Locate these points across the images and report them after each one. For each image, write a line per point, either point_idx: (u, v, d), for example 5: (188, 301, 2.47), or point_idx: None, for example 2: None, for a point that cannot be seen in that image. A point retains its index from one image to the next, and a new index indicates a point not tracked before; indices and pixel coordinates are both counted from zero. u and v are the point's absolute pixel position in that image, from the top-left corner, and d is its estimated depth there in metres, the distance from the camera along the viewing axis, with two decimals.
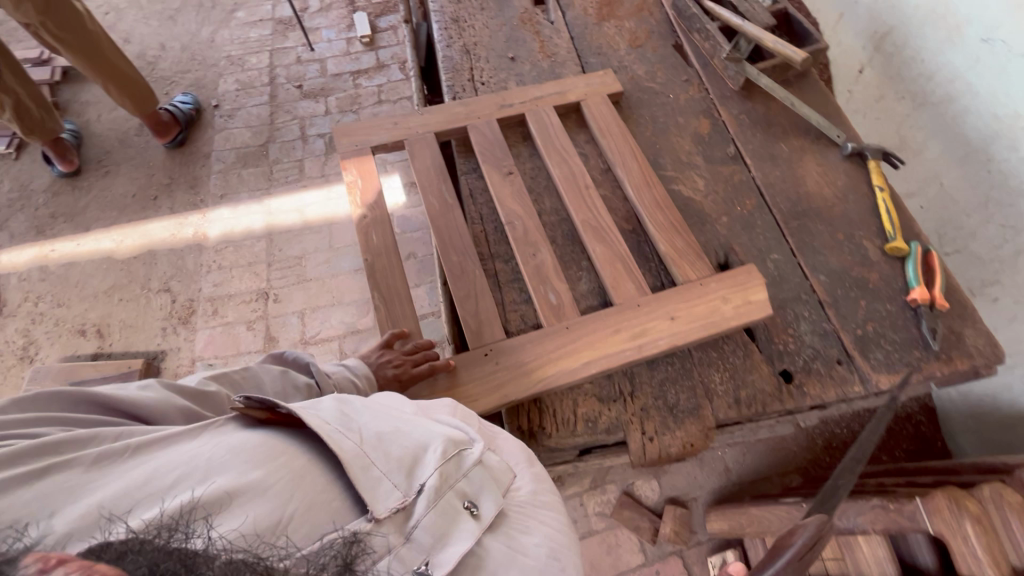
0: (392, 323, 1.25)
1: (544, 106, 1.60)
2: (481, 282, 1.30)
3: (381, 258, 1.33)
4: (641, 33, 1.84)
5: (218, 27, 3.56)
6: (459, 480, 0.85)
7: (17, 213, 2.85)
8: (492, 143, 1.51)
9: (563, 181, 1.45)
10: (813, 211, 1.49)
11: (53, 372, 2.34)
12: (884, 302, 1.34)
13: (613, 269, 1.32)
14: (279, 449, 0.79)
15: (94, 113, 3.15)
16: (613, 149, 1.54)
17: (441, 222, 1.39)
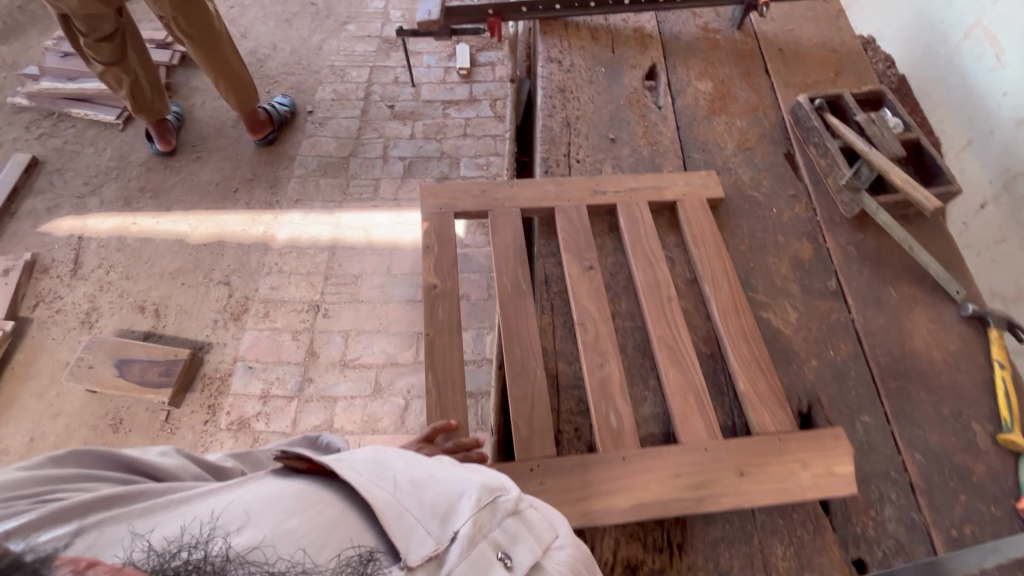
0: (441, 412, 1.19)
1: (637, 199, 1.53)
2: (540, 386, 1.22)
3: (443, 336, 1.28)
4: (752, 135, 1.75)
5: (328, 37, 3.71)
6: (494, 529, 0.78)
7: (111, 181, 3.02)
8: (578, 232, 1.45)
9: (644, 288, 1.37)
10: (916, 373, 1.34)
11: (106, 346, 2.46)
12: (988, 503, 1.17)
13: (684, 401, 1.22)
14: (318, 499, 0.75)
15: (200, 99, 3.32)
16: (704, 261, 1.44)
17: (510, 310, 1.32)
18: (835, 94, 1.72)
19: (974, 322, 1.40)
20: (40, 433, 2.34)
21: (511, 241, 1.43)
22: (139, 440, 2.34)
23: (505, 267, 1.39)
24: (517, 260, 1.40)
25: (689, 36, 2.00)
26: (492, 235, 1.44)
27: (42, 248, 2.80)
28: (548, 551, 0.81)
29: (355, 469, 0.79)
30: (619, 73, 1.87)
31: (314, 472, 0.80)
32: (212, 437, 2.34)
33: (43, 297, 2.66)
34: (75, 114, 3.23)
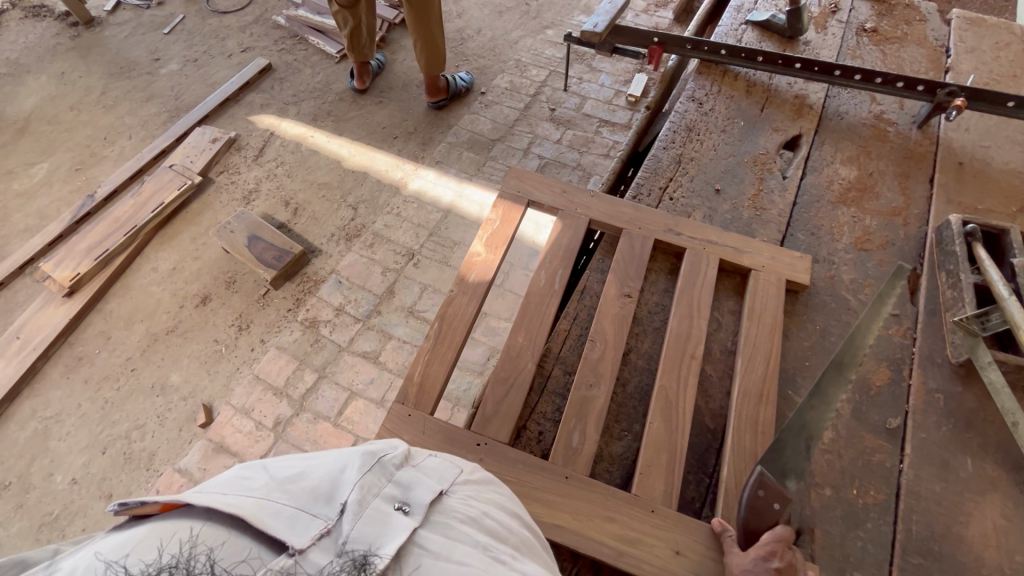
0: (428, 360, 1.30)
1: (710, 252, 1.45)
2: (524, 379, 1.25)
3: (465, 300, 1.38)
4: (877, 237, 1.56)
5: (526, 35, 4.01)
6: (383, 487, 0.81)
7: (311, 99, 3.61)
8: (632, 259, 1.43)
9: (671, 336, 1.31)
10: (951, 562, 1.10)
11: (248, 221, 2.95)
12: None
13: (654, 457, 1.14)
14: (183, 528, 0.69)
15: (402, 57, 3.82)
16: (750, 338, 1.32)
17: (533, 302, 1.36)
18: (1001, 228, 1.46)
19: None
20: (182, 266, 2.92)
21: (565, 244, 1.46)
22: (239, 302, 2.79)
23: (548, 263, 1.43)
24: (561, 262, 1.43)
25: (855, 120, 1.83)
26: (551, 232, 1.48)
27: (245, 132, 3.46)
28: (449, 491, 0.87)
29: (213, 492, 0.73)
30: (757, 132, 1.79)
31: (170, 511, 0.72)
32: (288, 323, 2.71)
33: (228, 168, 3.30)
34: (310, 41, 3.91)
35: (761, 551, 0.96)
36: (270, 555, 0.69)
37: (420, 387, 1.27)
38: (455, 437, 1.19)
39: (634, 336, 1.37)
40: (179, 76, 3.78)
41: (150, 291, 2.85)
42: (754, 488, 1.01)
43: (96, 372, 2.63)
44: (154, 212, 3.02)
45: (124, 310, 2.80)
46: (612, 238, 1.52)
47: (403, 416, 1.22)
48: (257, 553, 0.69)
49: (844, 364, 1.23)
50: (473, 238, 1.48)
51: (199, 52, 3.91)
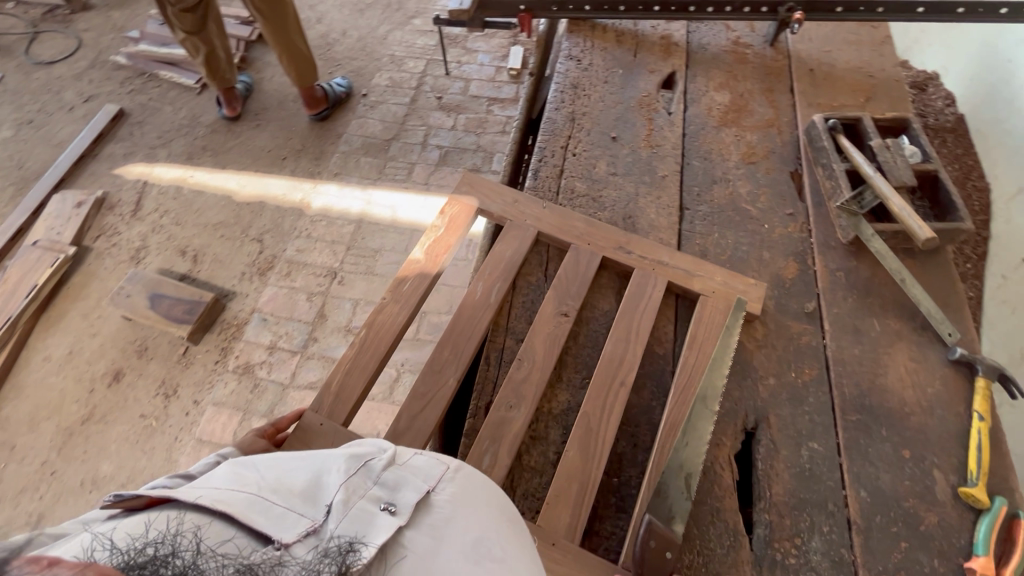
0: (352, 364, 1.35)
1: (659, 274, 1.40)
2: (444, 393, 1.29)
3: (393, 309, 1.41)
4: (760, 149, 1.71)
5: (394, 28, 3.92)
6: (370, 489, 0.88)
7: (180, 137, 3.33)
8: (576, 276, 1.40)
9: (603, 362, 1.29)
10: (881, 410, 1.26)
11: (145, 281, 2.71)
12: (931, 555, 1.10)
13: (564, 487, 1.16)
14: (171, 514, 0.74)
15: (269, 73, 3.61)
16: (686, 365, 1.28)
17: (466, 313, 1.37)
18: (855, 118, 1.65)
19: (963, 367, 1.31)
20: (79, 348, 2.63)
21: (497, 258, 1.43)
22: (157, 369, 2.56)
23: (488, 275, 1.41)
24: (501, 276, 1.41)
25: (717, 49, 1.98)
26: (496, 242, 1.46)
27: (113, 188, 3.14)
28: (436, 486, 0.93)
29: (207, 490, 0.80)
30: (635, 77, 1.88)
31: (163, 502, 0.78)
32: (219, 376, 2.53)
33: (105, 230, 2.98)
34: (162, 76, 3.59)
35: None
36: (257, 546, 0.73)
37: (337, 396, 1.32)
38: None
39: (568, 359, 1.35)
40: (15, 142, 3.34)
41: (49, 384, 2.55)
42: (647, 536, 1.03)
43: (8, 488, 2.32)
44: (28, 297, 2.69)
45: (23, 412, 2.48)
46: (560, 258, 1.47)
47: (314, 426, 1.25)
48: (244, 541, 0.73)
49: (709, 396, 1.22)
50: (415, 244, 1.48)
51: (32, 111, 3.47)
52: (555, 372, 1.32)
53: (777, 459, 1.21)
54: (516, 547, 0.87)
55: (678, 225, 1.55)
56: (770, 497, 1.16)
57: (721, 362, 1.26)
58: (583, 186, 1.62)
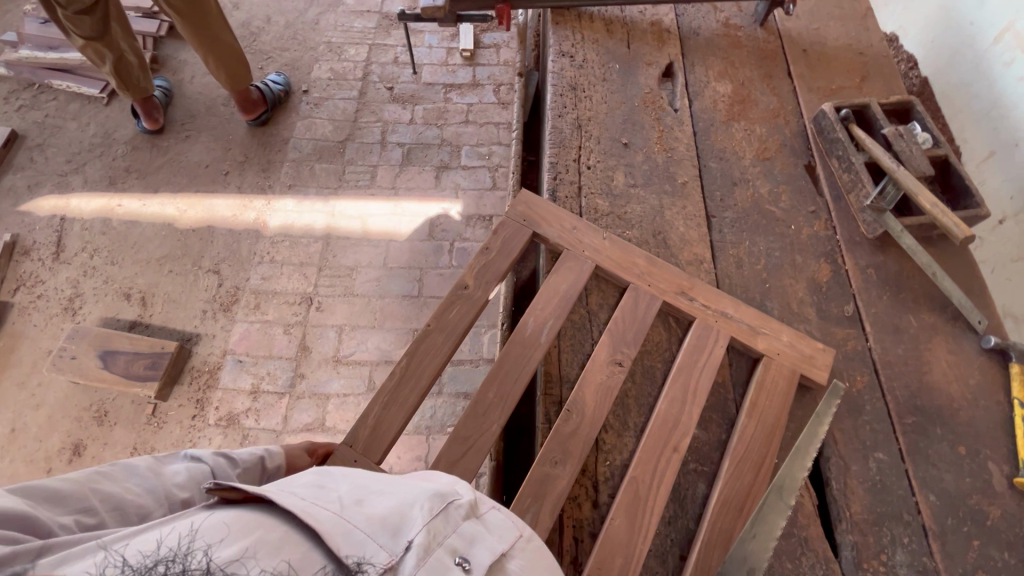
0: (388, 397, 1.21)
1: (721, 326, 1.30)
2: (485, 440, 1.17)
3: (440, 336, 1.27)
4: (772, 143, 1.66)
5: (325, 10, 3.51)
6: (450, 535, 0.75)
7: (95, 159, 2.88)
8: (633, 322, 1.29)
9: (657, 420, 1.19)
10: (933, 409, 1.29)
11: (90, 336, 2.37)
12: (1002, 549, 1.15)
13: (608, 555, 1.05)
14: (233, 522, 0.68)
15: (189, 74, 3.16)
16: (746, 437, 1.19)
17: (516, 350, 1.25)
18: (863, 104, 1.62)
19: (996, 354, 1.35)
20: (22, 423, 2.28)
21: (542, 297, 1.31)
22: (125, 434, 2.28)
23: (540, 312, 1.30)
24: (553, 314, 1.29)
25: (709, 33, 1.88)
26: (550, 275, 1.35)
27: (23, 228, 2.69)
28: (510, 551, 0.79)
29: (291, 496, 0.73)
30: (633, 71, 1.76)
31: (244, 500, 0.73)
32: (200, 432, 2.29)
33: (24, 280, 2.57)
34: (56, 86, 3.06)
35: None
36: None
37: (374, 431, 1.18)
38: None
39: (616, 415, 1.24)
40: None
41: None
42: None
43: None
44: None
45: None
46: (618, 305, 1.34)
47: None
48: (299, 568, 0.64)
49: (786, 487, 1.16)
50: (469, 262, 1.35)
51: None
52: (603, 424, 1.21)
53: (850, 475, 1.21)
54: None
55: (709, 237, 1.49)
56: (850, 517, 1.17)
57: (802, 452, 1.20)
58: (604, 203, 1.52)
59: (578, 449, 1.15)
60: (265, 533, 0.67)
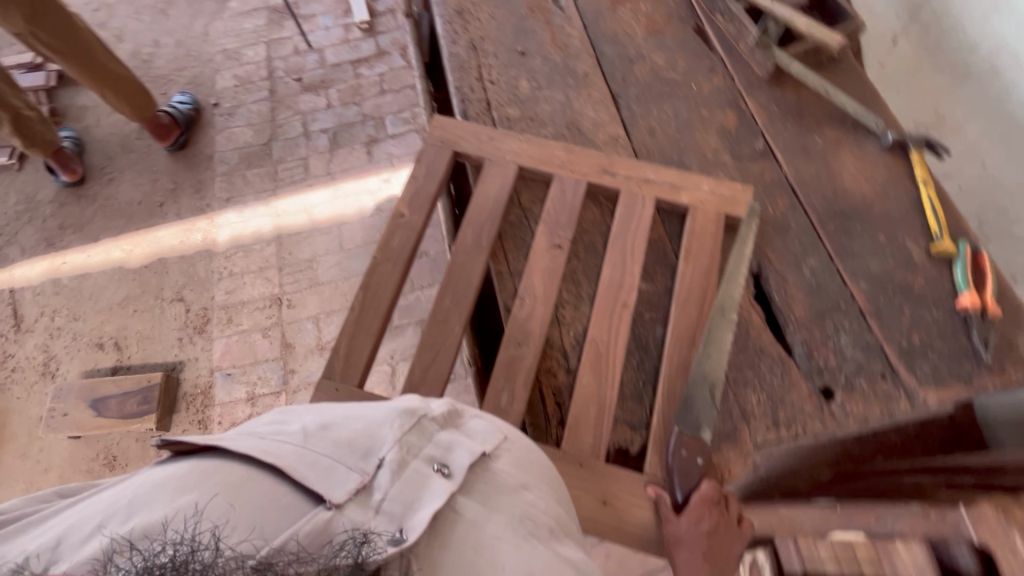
0: (356, 329, 1.28)
1: (646, 191, 1.39)
2: (451, 342, 1.26)
3: (388, 263, 1.34)
4: (658, 15, 1.72)
5: (211, 19, 3.43)
6: (424, 448, 0.77)
7: (25, 225, 2.83)
8: (564, 208, 1.38)
9: (603, 286, 1.28)
10: (851, 210, 1.40)
11: (76, 390, 2.39)
12: (931, 309, 1.27)
13: (581, 411, 1.17)
14: (195, 474, 0.67)
15: (93, 118, 3.09)
16: (686, 279, 1.30)
17: (462, 257, 1.33)
18: None
19: (897, 149, 1.46)
20: (36, 490, 2.32)
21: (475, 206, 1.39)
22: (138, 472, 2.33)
23: (476, 218, 1.37)
24: (487, 217, 1.37)
25: None
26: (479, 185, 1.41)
27: None
28: (492, 452, 0.84)
29: (247, 439, 0.72)
30: None
31: (201, 450, 0.72)
32: None
33: None
34: None
35: (701, 513, 1.02)
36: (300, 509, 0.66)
37: (348, 359, 1.26)
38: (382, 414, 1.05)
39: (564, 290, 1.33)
40: None
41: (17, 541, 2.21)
42: (677, 450, 1.09)
43: None
44: None
45: None
46: (549, 197, 1.43)
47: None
48: (273, 505, 0.65)
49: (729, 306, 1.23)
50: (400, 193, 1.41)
51: None
52: (556, 302, 1.31)
53: (788, 286, 1.33)
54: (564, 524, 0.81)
55: (620, 116, 1.57)
56: (796, 320, 1.29)
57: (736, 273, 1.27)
58: (516, 111, 1.57)
59: (539, 328, 1.25)
60: (230, 478, 0.66)
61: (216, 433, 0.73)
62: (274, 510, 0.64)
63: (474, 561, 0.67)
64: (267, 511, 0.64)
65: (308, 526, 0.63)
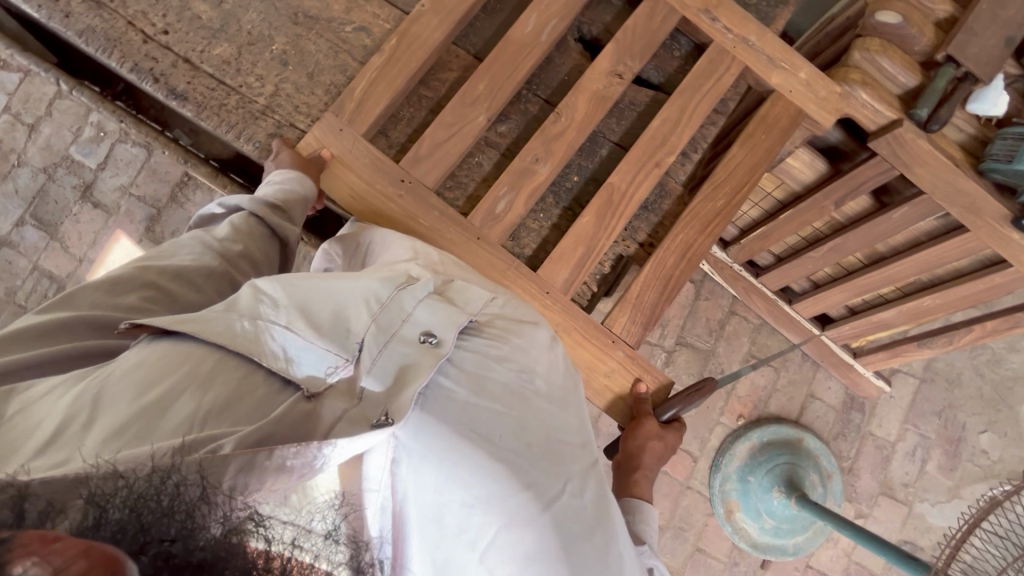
0: (385, 67, 1.00)
1: (749, 34, 1.06)
2: (473, 134, 0.99)
3: (418, 51, 1.01)
4: None
5: None
6: (404, 319, 0.66)
7: None
8: (644, 36, 1.03)
9: (667, 104, 1.03)
10: (874, 74, 1.26)
11: None
12: (953, 159, 1.24)
13: (570, 245, 0.99)
14: (168, 359, 0.57)
15: None
16: (732, 162, 1.04)
17: (510, 51, 1.01)
18: None
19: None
20: None
21: (537, 77, 1.08)
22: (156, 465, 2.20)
23: (541, 7, 1.03)
24: (565, 13, 1.03)
25: None
26: None
27: None
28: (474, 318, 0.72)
29: (228, 320, 0.61)
30: None
31: (166, 338, 0.60)
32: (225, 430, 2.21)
33: None
34: None
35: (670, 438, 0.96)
36: (273, 405, 0.56)
37: (361, 107, 0.99)
38: (380, 163, 0.98)
39: (597, 127, 1.05)
40: None
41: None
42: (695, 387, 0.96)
43: None
44: None
45: None
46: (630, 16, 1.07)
47: (334, 131, 0.98)
48: (257, 403, 0.56)
49: (746, 168, 1.04)
50: None
51: None
52: (594, 133, 1.06)
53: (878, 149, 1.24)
54: (558, 387, 0.73)
55: None
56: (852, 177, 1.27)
57: (755, 129, 1.05)
58: None
59: (566, 150, 1.00)
60: (203, 371, 0.56)
61: (178, 317, 0.60)
62: (254, 408, 0.55)
63: (451, 431, 0.61)
64: (245, 396, 0.56)
65: (291, 411, 0.56)
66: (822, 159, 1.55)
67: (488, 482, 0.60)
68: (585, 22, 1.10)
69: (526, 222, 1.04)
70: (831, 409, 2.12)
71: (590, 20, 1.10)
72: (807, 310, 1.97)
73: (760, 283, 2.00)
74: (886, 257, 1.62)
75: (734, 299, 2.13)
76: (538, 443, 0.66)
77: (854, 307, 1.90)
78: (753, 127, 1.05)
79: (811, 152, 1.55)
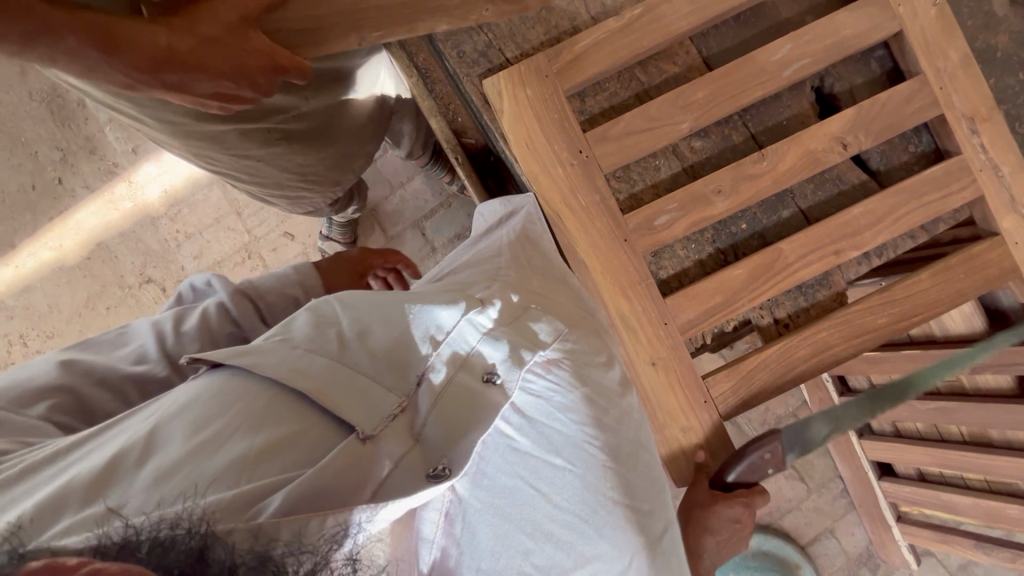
0: (618, 33, 0.95)
1: (1004, 165, 0.94)
2: (669, 138, 0.93)
3: (655, 32, 0.95)
4: None
5: None
6: (471, 354, 0.62)
7: None
8: (891, 117, 0.93)
9: (879, 196, 0.94)
10: None
11: None
12: None
13: (709, 289, 0.93)
14: (218, 394, 0.51)
15: None
16: (917, 285, 0.94)
17: (747, 72, 0.93)
18: None
19: None
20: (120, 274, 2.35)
21: (756, 109, 1.00)
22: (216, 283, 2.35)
23: (801, 40, 0.94)
24: (822, 57, 0.93)
25: None
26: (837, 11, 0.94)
27: None
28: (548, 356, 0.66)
29: (280, 348, 0.56)
30: None
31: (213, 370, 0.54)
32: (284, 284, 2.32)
33: None
34: None
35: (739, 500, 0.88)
36: (319, 454, 0.50)
37: (576, 62, 0.95)
38: (567, 126, 0.94)
39: (790, 186, 0.96)
40: None
41: (57, 174, 1.90)
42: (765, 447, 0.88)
43: None
44: None
45: None
46: (886, 90, 0.96)
47: (539, 74, 0.94)
48: (306, 447, 0.49)
49: (927, 298, 0.94)
50: None
51: None
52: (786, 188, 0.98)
53: None
54: (626, 437, 0.67)
55: None
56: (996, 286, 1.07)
57: (957, 263, 0.94)
58: None
59: (751, 196, 0.93)
60: (255, 408, 0.50)
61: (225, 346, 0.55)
62: (299, 455, 0.49)
63: (509, 487, 0.59)
64: (295, 443, 0.49)
65: (343, 453, 0.49)
66: (983, 316, 1.41)
67: (544, 547, 0.58)
68: (834, 73, 1.00)
69: (674, 245, 0.98)
70: (842, 554, 2.00)
71: (838, 75, 1.00)
72: (873, 452, 1.83)
73: (841, 401, 1.88)
74: (997, 446, 1.45)
75: (802, 403, 2.02)
76: (602, 507, 0.61)
77: (926, 474, 1.74)
78: (958, 260, 0.94)
79: (976, 308, 1.42)
